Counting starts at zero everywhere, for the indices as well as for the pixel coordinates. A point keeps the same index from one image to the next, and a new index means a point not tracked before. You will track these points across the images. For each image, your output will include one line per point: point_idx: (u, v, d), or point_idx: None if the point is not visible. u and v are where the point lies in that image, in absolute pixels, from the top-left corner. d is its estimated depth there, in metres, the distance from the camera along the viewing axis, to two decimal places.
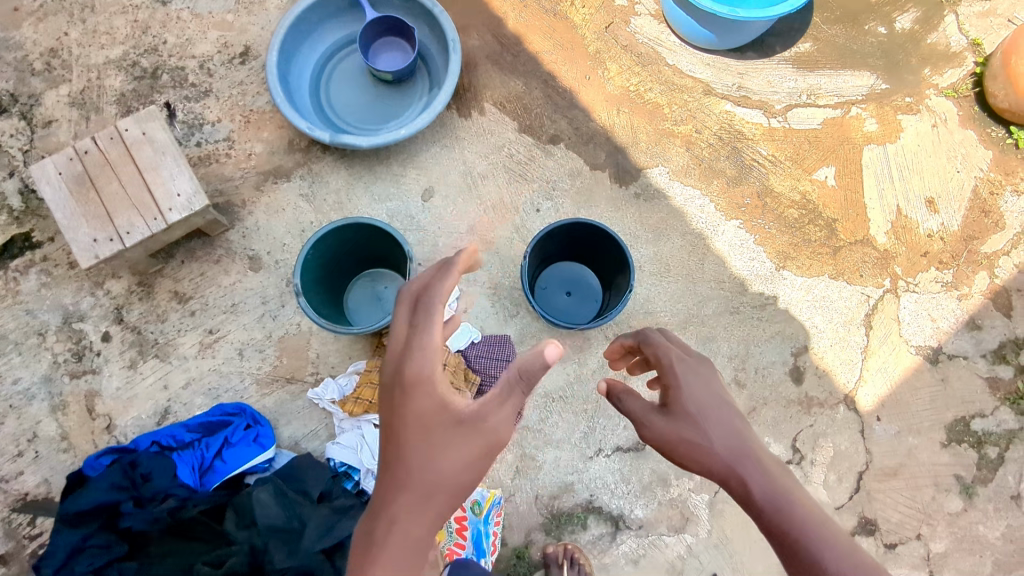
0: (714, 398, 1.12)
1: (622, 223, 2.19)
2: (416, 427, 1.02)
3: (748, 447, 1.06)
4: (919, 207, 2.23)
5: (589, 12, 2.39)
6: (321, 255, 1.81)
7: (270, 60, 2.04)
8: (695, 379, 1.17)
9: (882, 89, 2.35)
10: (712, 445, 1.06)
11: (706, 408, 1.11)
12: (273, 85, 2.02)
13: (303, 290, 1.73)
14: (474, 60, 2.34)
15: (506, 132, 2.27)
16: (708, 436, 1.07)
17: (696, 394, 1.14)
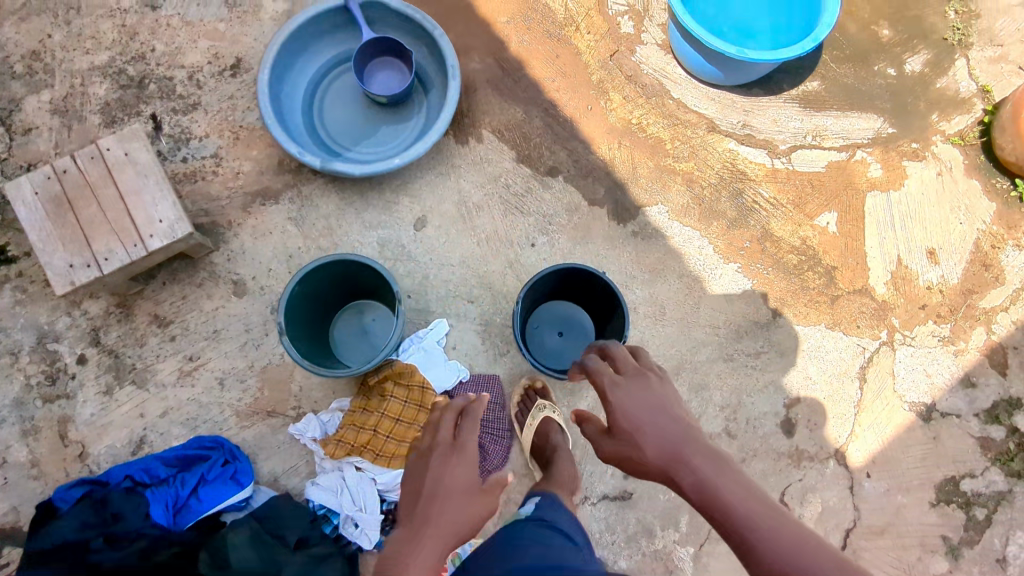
0: (645, 407, 1.17)
1: (618, 262, 2.14)
2: (447, 486, 1.12)
3: (679, 447, 1.10)
4: (920, 257, 2.19)
5: (593, 39, 2.34)
6: (306, 292, 1.74)
7: (261, 79, 1.97)
8: (629, 392, 1.20)
9: (889, 133, 2.30)
10: (647, 458, 1.12)
11: (640, 420, 1.15)
12: (264, 105, 1.95)
13: (287, 329, 1.67)
14: (474, 83, 2.27)
15: (504, 161, 2.21)
16: (643, 449, 1.13)
17: (628, 407, 1.18)
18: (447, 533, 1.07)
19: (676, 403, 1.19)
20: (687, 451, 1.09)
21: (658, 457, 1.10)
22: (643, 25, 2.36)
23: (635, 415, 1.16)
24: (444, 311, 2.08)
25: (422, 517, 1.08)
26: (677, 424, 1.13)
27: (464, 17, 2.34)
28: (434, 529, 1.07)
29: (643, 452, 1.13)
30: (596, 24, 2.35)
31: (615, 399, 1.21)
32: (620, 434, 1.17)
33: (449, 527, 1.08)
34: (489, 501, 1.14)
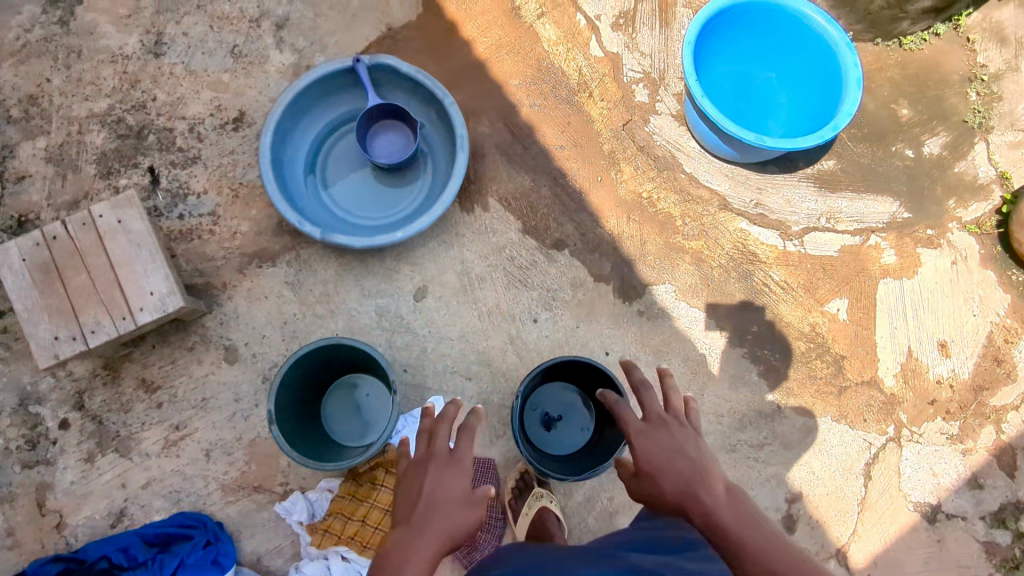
0: (665, 450, 1.25)
1: (623, 342, 2.08)
2: (439, 498, 1.21)
3: (693, 484, 1.19)
4: (931, 350, 2.13)
5: (606, 107, 2.30)
6: (297, 375, 1.68)
7: (264, 143, 1.92)
8: (652, 436, 1.28)
9: (904, 218, 2.25)
10: (664, 494, 1.20)
11: (660, 461, 1.24)
12: (266, 171, 1.90)
13: (277, 417, 1.61)
14: (483, 148, 2.24)
15: (509, 231, 2.16)
16: (661, 488, 1.22)
17: (649, 450, 1.26)
18: (442, 534, 1.15)
19: (696, 447, 1.26)
20: (701, 488, 1.17)
21: (674, 493, 1.19)
22: (658, 94, 2.33)
23: (654, 455, 1.25)
24: (441, 388, 2.02)
25: (419, 521, 1.16)
26: (694, 466, 1.21)
27: (476, 78, 2.31)
28: (429, 530, 1.15)
29: (661, 489, 1.22)
30: (609, 91, 2.31)
31: (637, 443, 1.29)
32: (642, 474, 1.26)
33: (445, 528, 1.16)
34: (479, 508, 1.22)
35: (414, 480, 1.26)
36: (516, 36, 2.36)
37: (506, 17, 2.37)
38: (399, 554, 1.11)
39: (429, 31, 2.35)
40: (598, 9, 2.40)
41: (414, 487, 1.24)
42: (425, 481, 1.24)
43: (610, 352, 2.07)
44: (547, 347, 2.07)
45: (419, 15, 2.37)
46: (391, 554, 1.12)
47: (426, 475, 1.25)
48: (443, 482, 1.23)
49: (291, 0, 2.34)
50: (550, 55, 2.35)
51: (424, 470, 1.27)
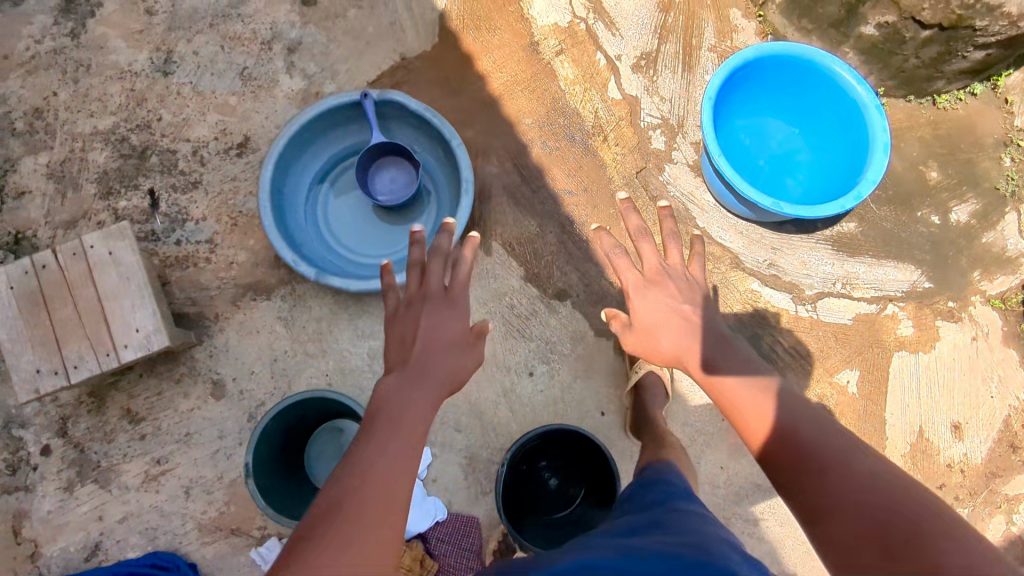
0: (661, 311, 1.62)
1: (620, 402, 2.02)
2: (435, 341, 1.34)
3: (688, 337, 1.54)
4: (944, 431, 2.04)
5: (620, 152, 2.22)
6: (279, 423, 1.65)
7: (264, 178, 1.88)
8: (647, 295, 1.66)
9: (925, 287, 2.15)
10: (665, 347, 1.57)
11: (657, 318, 1.61)
12: (264, 207, 1.87)
13: (254, 466, 1.58)
14: (489, 190, 2.19)
15: (510, 278, 2.10)
16: (661, 343, 1.58)
17: (648, 310, 1.64)
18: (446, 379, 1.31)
19: (686, 303, 1.62)
20: (694, 340, 1.52)
21: (671, 345, 1.54)
22: (675, 141, 2.24)
23: (653, 315, 1.62)
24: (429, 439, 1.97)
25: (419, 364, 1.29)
26: (685, 321, 1.57)
27: (487, 114, 2.25)
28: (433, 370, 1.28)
29: (661, 342, 1.58)
30: (625, 136, 2.24)
31: (638, 305, 1.66)
32: (642, 328, 1.63)
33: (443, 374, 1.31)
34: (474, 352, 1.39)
35: (410, 325, 1.38)
36: (532, 73, 2.29)
37: (523, 52, 2.31)
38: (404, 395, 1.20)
39: (443, 63, 2.29)
40: (619, 49, 2.32)
41: (409, 334, 1.36)
42: (423, 326, 1.38)
43: (606, 412, 2.01)
44: (542, 401, 2.01)
45: (434, 45, 2.30)
46: (391, 394, 1.20)
47: (423, 325, 1.37)
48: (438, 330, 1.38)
49: (306, 23, 2.30)
50: (566, 95, 2.27)
51: (419, 318, 1.39)
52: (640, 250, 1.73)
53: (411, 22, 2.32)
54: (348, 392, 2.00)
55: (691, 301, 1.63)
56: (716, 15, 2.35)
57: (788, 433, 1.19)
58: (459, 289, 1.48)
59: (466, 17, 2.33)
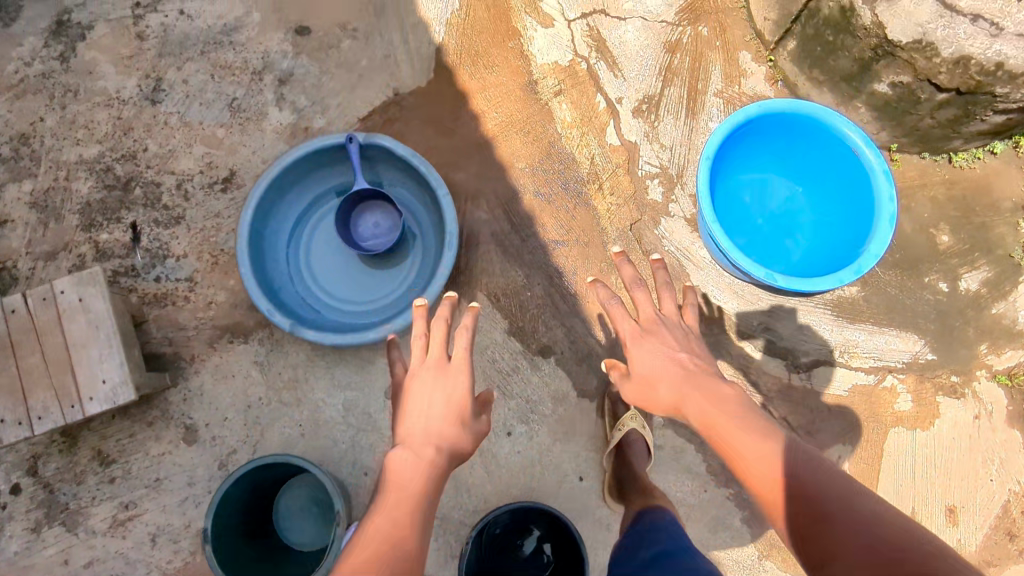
0: (656, 360, 1.58)
1: (600, 467, 1.96)
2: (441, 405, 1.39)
3: (682, 381, 1.49)
4: (937, 514, 1.97)
5: (615, 203, 2.14)
6: (245, 482, 1.64)
7: (242, 223, 1.84)
8: (643, 345, 1.63)
9: (927, 359, 2.05)
10: (663, 395, 1.52)
11: (654, 369, 1.57)
12: (241, 253, 1.83)
13: (214, 525, 1.55)
14: (477, 237, 2.12)
15: (493, 331, 2.04)
16: (658, 391, 1.54)
17: (645, 359, 1.60)
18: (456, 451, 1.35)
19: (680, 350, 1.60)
20: (690, 386, 1.47)
21: (670, 394, 1.50)
22: (673, 193, 2.15)
23: (650, 364, 1.58)
24: None
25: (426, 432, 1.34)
26: (679, 368, 1.53)
27: (479, 156, 2.17)
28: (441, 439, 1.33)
29: (659, 392, 1.53)
30: (621, 185, 2.15)
31: (635, 356, 1.62)
32: (641, 378, 1.59)
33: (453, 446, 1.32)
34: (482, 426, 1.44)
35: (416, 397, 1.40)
36: (528, 114, 2.21)
37: (520, 92, 2.22)
38: (415, 469, 1.23)
39: (437, 100, 2.21)
40: (620, 91, 2.22)
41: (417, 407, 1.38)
42: (431, 400, 1.39)
43: (584, 478, 1.96)
44: (518, 463, 1.96)
45: (429, 81, 2.23)
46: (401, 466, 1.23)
47: (432, 397, 1.39)
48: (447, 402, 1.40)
49: (298, 53, 2.23)
50: (562, 139, 2.19)
51: (425, 390, 1.42)
52: (636, 300, 1.71)
53: (406, 55, 2.24)
54: (322, 443, 1.97)
55: (686, 349, 1.61)
56: (724, 57, 2.25)
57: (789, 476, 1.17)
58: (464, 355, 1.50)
59: (463, 52, 2.25)
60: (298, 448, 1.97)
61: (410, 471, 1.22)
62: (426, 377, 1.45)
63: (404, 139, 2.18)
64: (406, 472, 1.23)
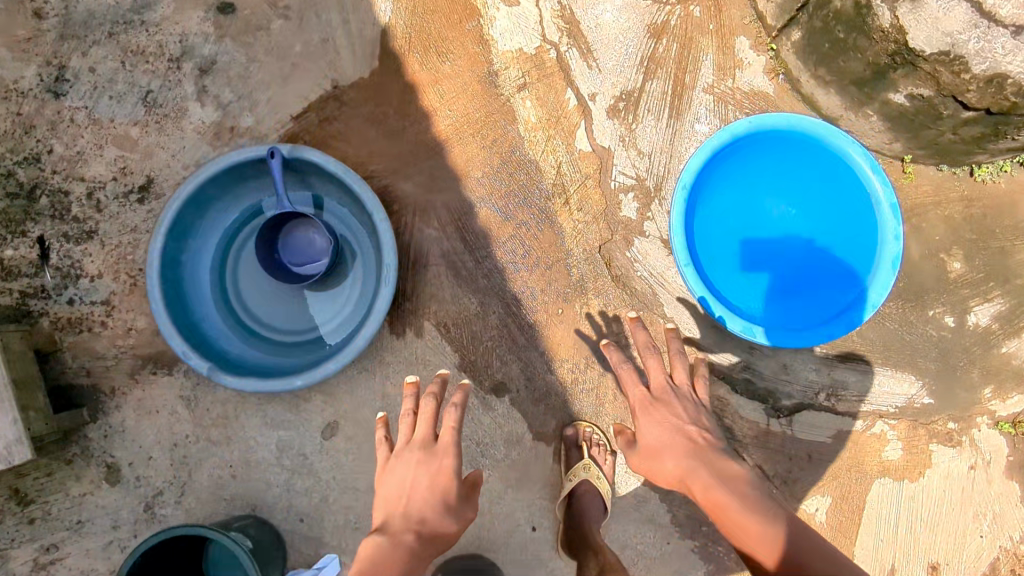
0: (662, 432, 1.36)
1: (554, 517, 1.81)
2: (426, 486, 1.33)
3: (695, 457, 1.29)
4: (917, 571, 1.81)
5: (583, 221, 1.89)
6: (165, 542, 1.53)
7: (154, 251, 1.64)
8: (652, 414, 1.41)
9: (924, 403, 1.85)
10: (667, 468, 1.31)
11: (660, 442, 1.35)
12: (153, 286, 1.64)
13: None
14: (425, 258, 1.88)
15: (442, 366, 1.85)
16: (662, 463, 1.33)
17: (651, 430, 1.38)
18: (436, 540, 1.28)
19: (696, 423, 1.38)
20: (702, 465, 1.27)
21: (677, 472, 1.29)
22: (650, 209, 1.89)
23: (655, 436, 1.37)
24: (339, 544, 1.82)
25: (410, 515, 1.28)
26: (692, 443, 1.32)
27: (429, 164, 1.90)
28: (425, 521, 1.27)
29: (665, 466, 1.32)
30: (591, 199, 1.89)
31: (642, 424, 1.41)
32: (646, 450, 1.38)
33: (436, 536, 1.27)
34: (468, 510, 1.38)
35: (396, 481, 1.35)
36: (487, 112, 1.91)
37: (478, 85, 1.92)
38: (394, 558, 1.19)
39: (381, 94, 1.91)
40: (594, 86, 1.91)
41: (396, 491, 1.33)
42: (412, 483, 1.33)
43: (537, 527, 1.82)
44: None
45: (373, 71, 1.92)
46: (378, 554, 1.20)
47: (416, 477, 1.34)
48: (429, 486, 1.34)
49: (221, 37, 1.92)
50: (524, 143, 1.91)
51: (407, 470, 1.36)
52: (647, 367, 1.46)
53: (346, 40, 1.92)
54: (254, 485, 1.83)
55: (697, 423, 1.38)
56: (718, 44, 1.92)
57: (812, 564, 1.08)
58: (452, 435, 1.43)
59: (412, 36, 1.93)
60: (229, 491, 1.83)
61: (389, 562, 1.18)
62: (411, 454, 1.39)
63: (344, 141, 1.90)
64: (384, 559, 1.19)
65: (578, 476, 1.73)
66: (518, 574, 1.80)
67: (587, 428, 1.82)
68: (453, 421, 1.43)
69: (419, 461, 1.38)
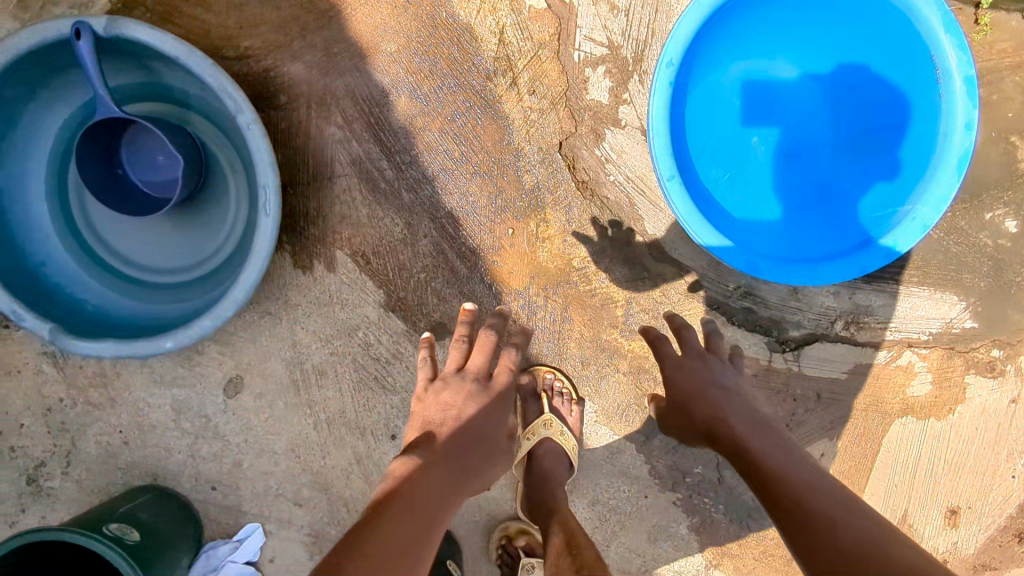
0: (700, 380, 1.17)
1: (512, 475, 1.53)
2: (473, 424, 1.09)
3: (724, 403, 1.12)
4: (934, 517, 1.55)
5: (538, 107, 1.42)
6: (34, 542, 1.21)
7: None
8: (685, 367, 1.21)
9: (966, 327, 1.49)
10: (694, 418, 1.14)
11: (689, 390, 1.17)
12: None
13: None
14: (329, 168, 1.43)
15: (364, 305, 1.47)
16: (691, 414, 1.14)
17: (682, 381, 1.19)
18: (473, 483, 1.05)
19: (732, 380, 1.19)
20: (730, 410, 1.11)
21: (704, 419, 1.12)
22: (626, 88, 1.41)
23: (684, 384, 1.18)
24: (260, 513, 1.54)
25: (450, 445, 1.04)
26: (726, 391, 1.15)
27: (323, 35, 1.39)
28: (466, 449, 1.05)
29: (690, 417, 1.15)
30: (547, 77, 1.40)
31: (672, 372, 1.22)
32: (674, 402, 1.20)
33: (475, 478, 1.05)
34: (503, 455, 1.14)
35: (438, 405, 1.11)
36: None
37: None
38: (436, 496, 0.94)
39: None
40: None
41: (439, 418, 1.08)
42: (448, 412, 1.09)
43: (492, 487, 1.53)
44: None
45: None
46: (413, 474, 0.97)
47: (466, 408, 1.10)
48: (480, 422, 1.09)
49: None
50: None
51: (453, 398, 1.11)
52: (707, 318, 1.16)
53: None
54: (153, 454, 1.53)
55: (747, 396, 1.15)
56: None
57: (845, 509, 0.89)
58: (507, 375, 1.19)
59: None
60: (122, 459, 1.53)
61: (426, 498, 0.93)
62: (460, 384, 1.13)
63: (200, 6, 1.37)
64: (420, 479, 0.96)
65: (538, 434, 1.41)
66: (473, 539, 1.55)
67: (547, 374, 1.48)
68: (515, 363, 1.20)
69: (470, 392, 1.12)
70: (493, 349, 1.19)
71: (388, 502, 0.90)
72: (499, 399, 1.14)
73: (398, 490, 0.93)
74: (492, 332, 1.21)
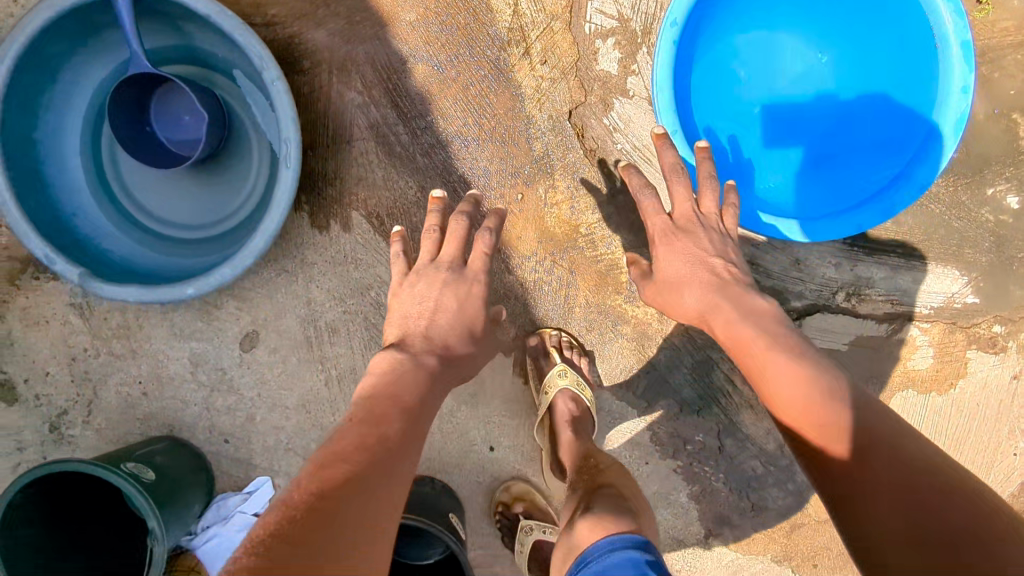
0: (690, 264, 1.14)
1: (515, 436, 1.56)
2: (452, 320, 1.13)
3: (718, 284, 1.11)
4: None
5: (549, 77, 1.47)
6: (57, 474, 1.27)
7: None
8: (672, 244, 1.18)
9: (967, 302, 1.51)
10: (686, 303, 1.14)
11: (679, 274, 1.15)
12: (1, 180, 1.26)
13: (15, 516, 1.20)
14: (348, 131, 1.49)
15: (377, 265, 1.53)
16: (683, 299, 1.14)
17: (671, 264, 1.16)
18: (457, 378, 1.11)
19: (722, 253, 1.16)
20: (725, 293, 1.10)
21: (698, 304, 1.12)
22: (635, 60, 1.46)
23: (673, 265, 1.16)
24: (270, 466, 1.59)
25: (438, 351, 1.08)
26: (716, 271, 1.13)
27: (347, 5, 1.45)
28: (451, 350, 1.10)
29: (681, 299, 1.15)
30: (559, 47, 1.46)
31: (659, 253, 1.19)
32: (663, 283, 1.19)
33: (459, 371, 1.11)
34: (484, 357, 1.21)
35: (413, 297, 1.15)
36: None
37: None
38: (424, 391, 1.00)
39: None
40: None
41: (416, 309, 1.13)
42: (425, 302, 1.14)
43: (496, 448, 1.57)
44: None
45: None
46: (397, 369, 1.01)
47: (441, 296, 1.14)
48: (455, 311, 1.14)
49: None
50: None
51: (428, 288, 1.15)
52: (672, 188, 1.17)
53: None
54: (170, 405, 1.58)
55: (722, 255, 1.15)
56: None
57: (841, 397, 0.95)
58: (481, 262, 1.23)
59: None
60: (141, 410, 1.59)
61: (416, 396, 0.98)
62: (434, 274, 1.18)
63: None
64: (405, 377, 1.00)
65: (555, 387, 1.42)
66: (476, 499, 1.58)
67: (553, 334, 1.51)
68: (489, 247, 1.23)
69: (444, 281, 1.17)
70: (465, 237, 1.23)
71: (379, 401, 0.95)
72: (474, 288, 1.19)
73: (385, 386, 0.98)
74: (464, 219, 1.24)
